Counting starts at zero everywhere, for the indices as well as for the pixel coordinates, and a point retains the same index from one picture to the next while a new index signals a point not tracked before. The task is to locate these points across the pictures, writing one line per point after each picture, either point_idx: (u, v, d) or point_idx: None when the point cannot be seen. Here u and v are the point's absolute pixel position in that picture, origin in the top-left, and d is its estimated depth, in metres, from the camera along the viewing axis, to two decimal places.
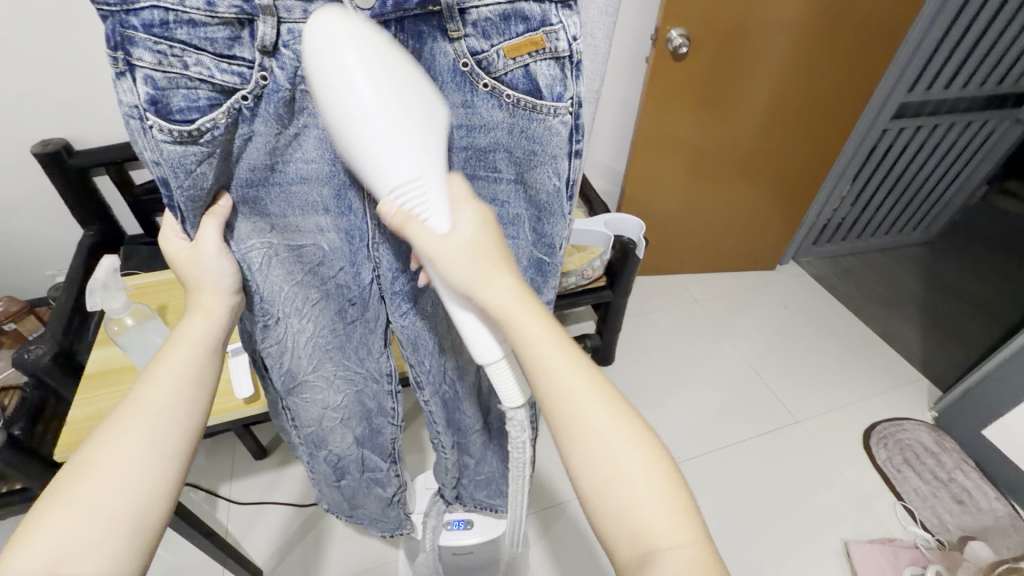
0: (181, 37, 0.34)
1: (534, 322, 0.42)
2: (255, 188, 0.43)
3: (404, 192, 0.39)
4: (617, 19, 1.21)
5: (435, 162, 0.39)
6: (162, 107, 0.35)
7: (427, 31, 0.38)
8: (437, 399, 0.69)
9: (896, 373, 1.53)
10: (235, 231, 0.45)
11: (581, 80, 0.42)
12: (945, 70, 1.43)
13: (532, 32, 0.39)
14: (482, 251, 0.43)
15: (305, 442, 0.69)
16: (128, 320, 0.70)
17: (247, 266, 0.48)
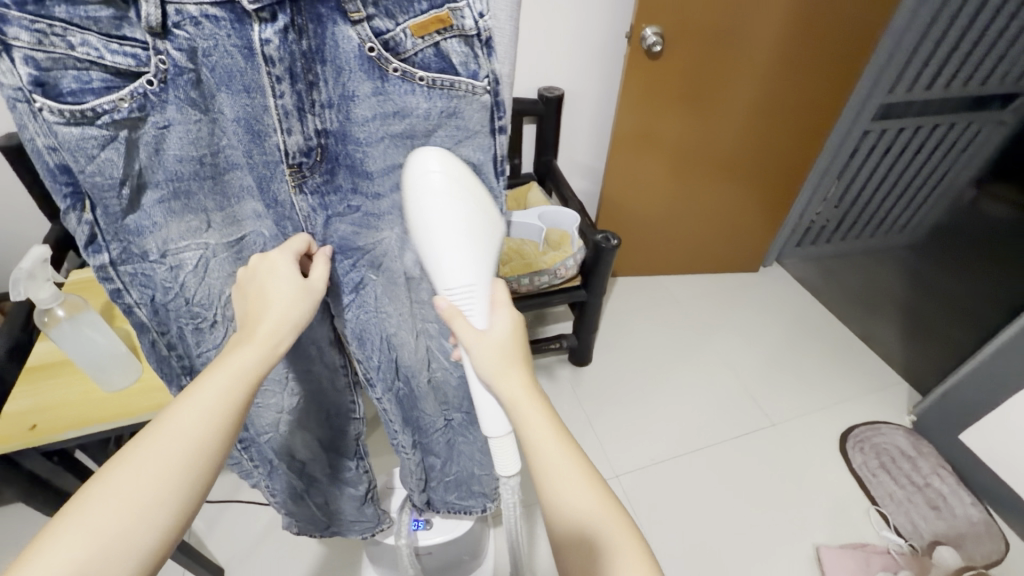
0: (61, 16, 0.35)
1: (539, 415, 0.48)
2: (185, 181, 0.44)
3: (458, 294, 0.50)
4: (591, 14, 1.19)
5: (483, 275, 0.50)
6: (49, 88, 0.37)
7: (326, 14, 0.40)
8: (391, 399, 0.69)
9: (875, 376, 1.52)
10: (157, 229, 0.46)
11: (494, 57, 0.44)
12: (927, 70, 1.42)
13: (437, 9, 0.41)
14: (508, 352, 0.50)
15: (261, 463, 0.71)
16: (60, 312, 0.68)
17: (174, 268, 0.49)
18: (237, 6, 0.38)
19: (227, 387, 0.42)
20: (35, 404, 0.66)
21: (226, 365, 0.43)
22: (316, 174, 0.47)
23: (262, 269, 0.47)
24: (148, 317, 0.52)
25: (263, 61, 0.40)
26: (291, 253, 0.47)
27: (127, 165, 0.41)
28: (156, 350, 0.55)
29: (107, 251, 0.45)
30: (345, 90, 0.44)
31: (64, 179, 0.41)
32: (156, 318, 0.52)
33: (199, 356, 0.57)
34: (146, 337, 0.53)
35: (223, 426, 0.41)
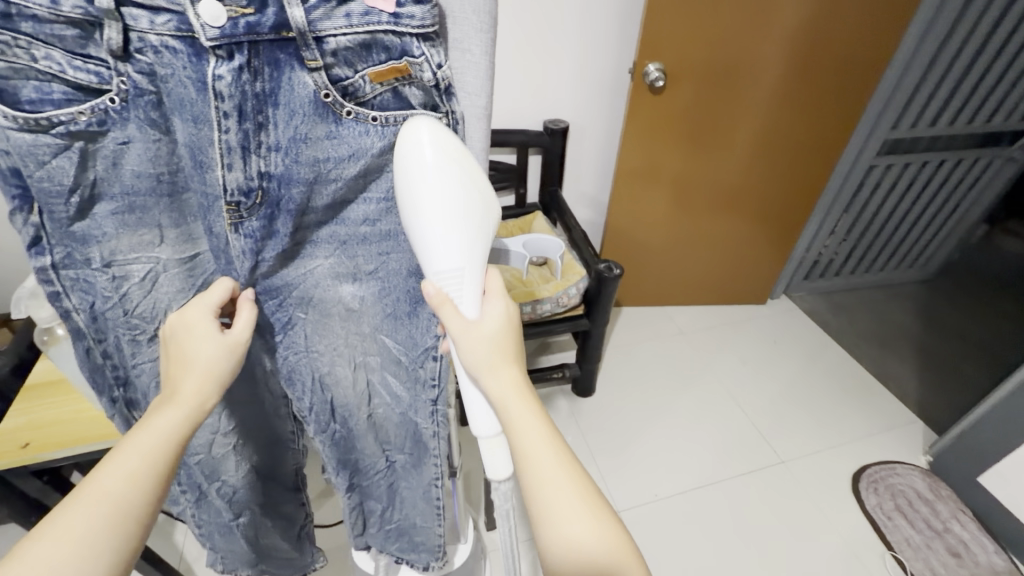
0: (26, 30, 0.34)
1: (530, 417, 0.46)
2: (141, 196, 0.42)
3: (446, 279, 0.46)
4: (594, 49, 1.22)
5: (474, 259, 0.47)
6: (7, 96, 0.35)
7: (284, 59, 0.38)
8: (326, 438, 0.64)
9: (889, 414, 1.47)
10: (105, 239, 0.43)
11: (455, 101, 0.45)
12: (931, 107, 1.42)
13: (395, 61, 0.41)
14: (498, 345, 0.48)
15: (189, 489, 0.64)
16: (60, 331, 0.68)
17: (116, 280, 0.45)
18: (197, 42, 0.37)
19: (151, 447, 0.41)
20: (29, 422, 0.66)
21: (151, 426, 0.42)
22: (255, 216, 0.43)
23: (179, 330, 0.45)
24: (85, 323, 0.47)
25: (214, 97, 0.38)
26: (211, 306, 0.45)
27: (79, 174, 0.39)
28: (88, 356, 0.49)
29: (50, 253, 0.42)
30: (296, 133, 0.41)
31: (15, 181, 0.38)
32: (93, 326, 0.47)
33: (134, 368, 0.51)
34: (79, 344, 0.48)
35: (153, 486, 0.41)
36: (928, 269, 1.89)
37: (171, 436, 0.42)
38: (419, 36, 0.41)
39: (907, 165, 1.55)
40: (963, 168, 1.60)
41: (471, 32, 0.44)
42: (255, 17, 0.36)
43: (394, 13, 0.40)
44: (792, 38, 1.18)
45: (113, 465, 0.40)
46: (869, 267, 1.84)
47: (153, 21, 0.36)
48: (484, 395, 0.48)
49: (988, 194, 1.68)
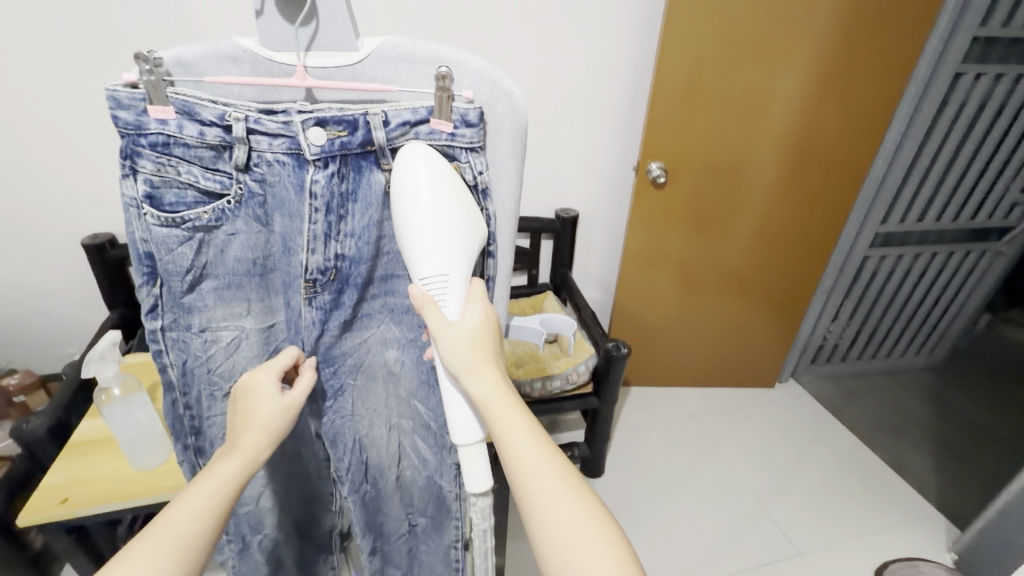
0: (178, 152, 0.47)
1: (509, 409, 0.49)
2: (238, 276, 0.53)
3: (431, 282, 0.50)
4: (602, 149, 1.34)
5: (459, 267, 0.50)
6: (155, 200, 0.48)
7: (365, 165, 0.50)
8: (357, 498, 0.68)
9: (908, 506, 1.43)
10: (205, 310, 0.54)
11: (490, 202, 0.54)
12: (916, 204, 1.51)
13: (446, 164, 0.52)
14: (478, 343, 0.50)
15: (233, 538, 0.70)
16: (116, 391, 0.77)
17: (207, 343, 0.55)
18: (301, 155, 0.48)
19: (212, 492, 0.47)
20: (69, 479, 0.75)
21: (214, 472, 0.48)
22: (327, 290, 0.52)
23: (247, 391, 0.51)
24: (177, 377, 0.56)
25: (310, 196, 0.48)
26: (275, 372, 0.52)
27: (194, 258, 0.50)
28: (173, 409, 0.59)
29: (161, 318, 0.53)
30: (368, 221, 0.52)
31: (145, 263, 0.50)
32: (183, 379, 0.57)
33: (209, 418, 0.60)
34: (169, 396, 0.58)
35: (208, 525, 0.46)
36: (935, 356, 1.91)
37: (229, 483, 0.48)
38: (468, 150, 0.51)
39: (901, 256, 1.62)
40: (956, 260, 1.67)
41: (505, 154, 0.53)
42: (347, 137, 0.47)
43: (451, 133, 0.50)
44: (784, 142, 1.31)
45: (183, 505, 0.46)
46: (877, 353, 1.87)
47: (270, 143, 0.47)
48: (464, 393, 0.50)
49: (986, 283, 1.74)
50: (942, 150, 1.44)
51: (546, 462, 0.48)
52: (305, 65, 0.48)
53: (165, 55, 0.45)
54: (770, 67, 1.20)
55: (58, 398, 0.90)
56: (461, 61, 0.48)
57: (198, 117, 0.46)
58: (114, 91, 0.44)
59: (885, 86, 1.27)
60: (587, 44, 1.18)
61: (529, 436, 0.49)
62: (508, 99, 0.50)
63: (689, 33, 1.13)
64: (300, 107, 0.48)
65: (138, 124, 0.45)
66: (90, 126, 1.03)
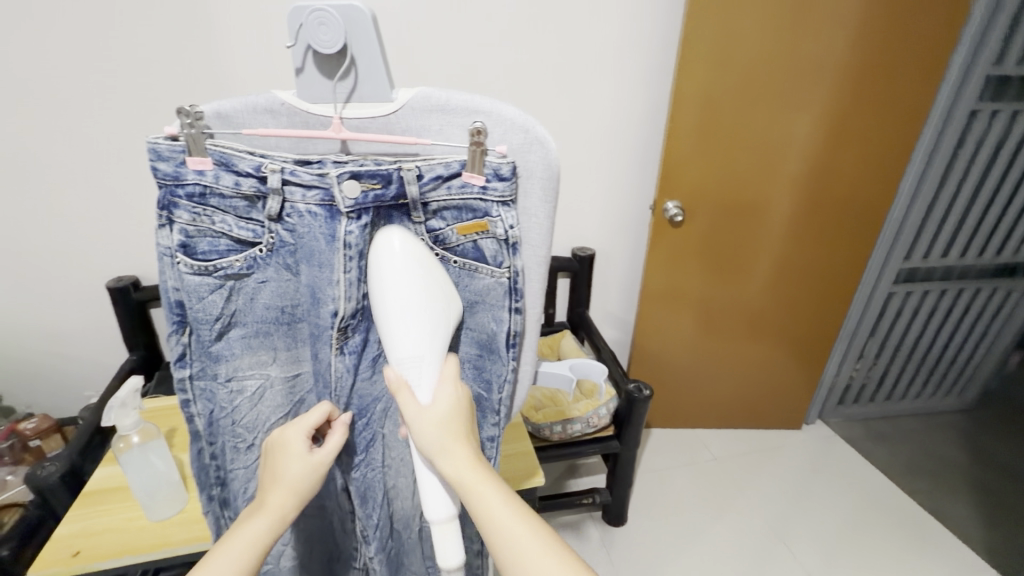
0: (213, 203, 0.48)
1: (488, 487, 0.48)
2: (266, 324, 0.54)
3: (406, 364, 0.49)
4: (618, 188, 1.35)
5: (435, 348, 0.49)
6: (189, 249, 0.49)
7: (397, 215, 0.51)
8: (382, 558, 0.65)
9: (956, 560, 1.33)
10: (232, 358, 0.54)
11: (518, 255, 0.53)
12: (938, 241, 1.49)
13: (478, 219, 0.51)
14: (450, 427, 0.49)
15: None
16: (134, 439, 0.75)
17: (232, 392, 0.55)
18: (334, 207, 0.48)
19: (240, 553, 0.47)
20: (82, 530, 0.73)
21: (241, 535, 0.48)
22: (359, 333, 0.53)
23: (278, 446, 0.51)
24: (202, 426, 0.57)
25: (342, 246, 0.48)
26: (304, 429, 0.51)
27: (224, 305, 0.51)
28: (200, 458, 0.59)
29: (190, 366, 0.54)
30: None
31: (176, 311, 0.51)
32: (209, 430, 0.57)
33: (231, 471, 0.60)
34: (195, 445, 0.58)
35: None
36: (970, 397, 1.83)
37: (255, 544, 0.48)
38: (500, 203, 0.50)
39: (926, 293, 1.58)
40: (985, 296, 1.62)
41: (537, 202, 0.52)
42: (381, 190, 0.48)
43: (483, 186, 0.49)
44: (801, 181, 1.31)
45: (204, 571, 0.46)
46: (908, 394, 1.80)
47: (304, 194, 0.48)
48: (441, 477, 0.50)
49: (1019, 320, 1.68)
50: (964, 185, 1.42)
51: (521, 525, 0.48)
52: (342, 117, 0.49)
53: (206, 108, 0.47)
54: (785, 108, 1.21)
55: (73, 443, 0.89)
56: (495, 111, 0.49)
57: (234, 168, 0.47)
58: (155, 144, 0.46)
59: (898, 128, 1.27)
60: (602, 87, 1.20)
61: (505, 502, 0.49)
62: (541, 147, 0.50)
63: (702, 77, 1.15)
64: (334, 158, 0.49)
65: (176, 174, 0.47)
66: (120, 173, 1.06)
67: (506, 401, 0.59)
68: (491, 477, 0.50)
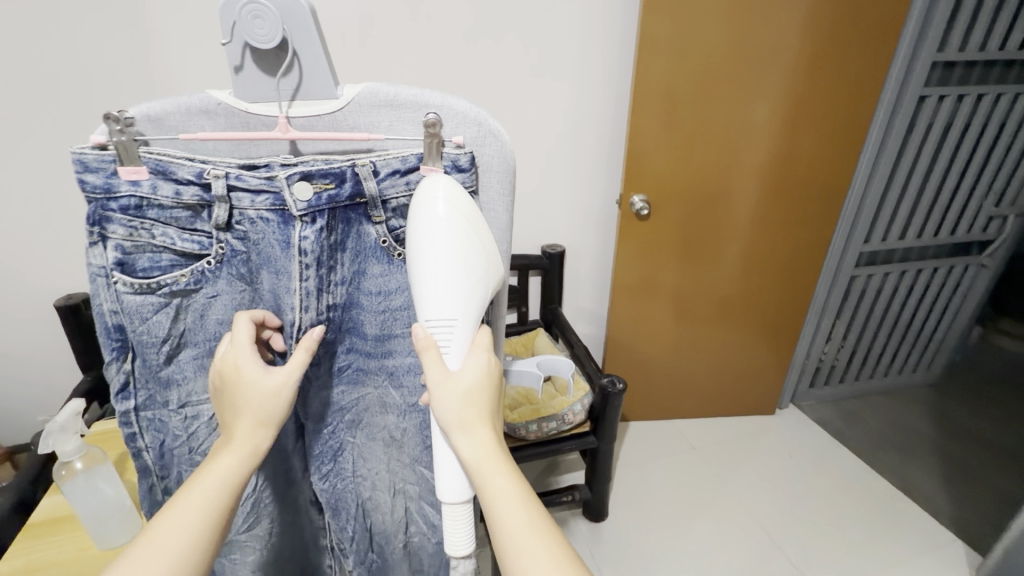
0: (151, 216, 0.46)
1: (500, 475, 0.47)
2: (220, 340, 0.51)
3: (436, 326, 0.48)
4: (585, 184, 1.35)
5: (467, 312, 0.49)
6: (127, 267, 0.46)
7: (355, 217, 0.49)
8: (363, 570, 0.66)
9: (925, 534, 1.38)
10: (184, 381, 0.52)
11: None
12: (895, 224, 1.54)
13: None
14: (472, 399, 0.48)
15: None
16: (78, 464, 0.71)
17: (186, 419, 0.53)
18: (286, 212, 0.47)
19: (208, 498, 0.45)
20: (24, 566, 0.69)
21: (210, 472, 0.46)
22: (320, 341, 0.53)
23: (230, 376, 0.47)
24: (153, 460, 0.54)
25: (297, 253, 0.47)
26: (246, 344, 0.47)
27: (171, 326, 0.49)
28: (153, 495, 0.56)
29: (135, 397, 0.51)
30: (359, 268, 0.52)
31: (116, 336, 0.48)
32: (160, 463, 0.54)
33: None
34: (147, 480, 0.55)
35: (205, 539, 0.45)
36: (933, 371, 1.91)
37: (227, 485, 0.46)
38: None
39: (886, 275, 1.64)
40: (942, 274, 1.69)
41: (495, 195, 0.52)
42: (335, 190, 0.47)
43: None
44: (765, 169, 1.33)
45: (173, 518, 0.44)
46: (875, 373, 1.86)
47: (253, 200, 0.46)
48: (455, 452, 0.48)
49: (973, 296, 1.75)
50: (916, 168, 1.47)
51: (531, 527, 0.46)
52: (287, 116, 0.47)
53: (134, 111, 0.45)
54: (741, 98, 1.23)
55: (24, 470, 0.84)
56: (446, 104, 0.48)
57: (173, 176, 0.45)
58: (81, 154, 0.43)
59: (849, 118, 1.32)
60: (563, 84, 1.21)
61: (518, 500, 0.47)
62: (495, 139, 0.50)
63: (660, 70, 1.16)
64: (283, 159, 0.47)
65: (107, 187, 0.44)
66: (63, 184, 1.01)
67: None
68: (509, 469, 0.48)
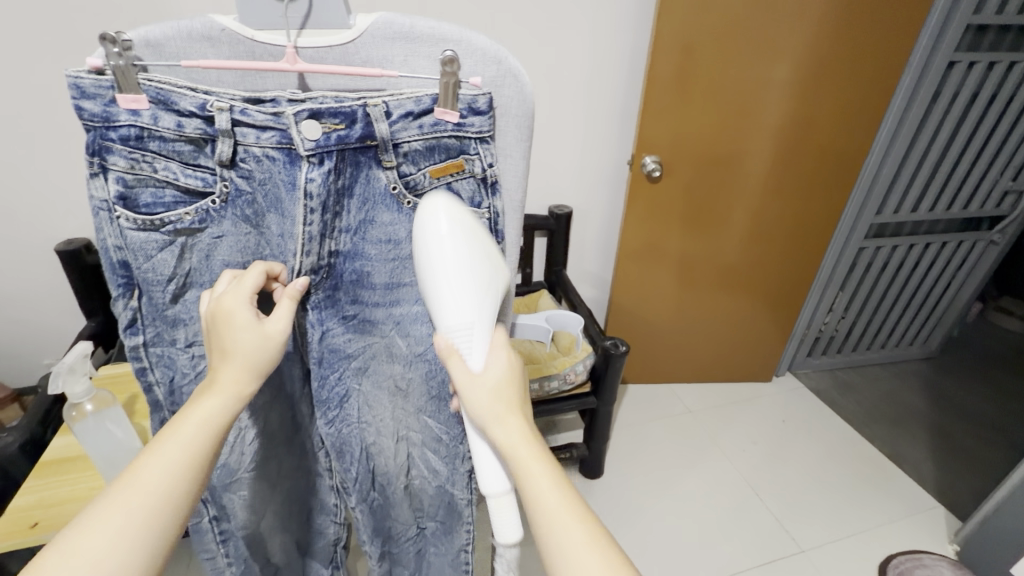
0: (152, 147, 0.44)
1: (541, 469, 0.45)
2: None
3: (457, 333, 0.47)
4: (596, 141, 1.31)
5: (483, 316, 0.47)
6: (129, 201, 0.45)
7: (364, 160, 0.48)
8: (364, 508, 0.67)
9: (909, 500, 1.42)
10: (191, 322, 0.51)
11: (497, 196, 0.52)
12: (909, 196, 1.51)
13: (453, 159, 0.49)
14: (502, 395, 0.47)
15: (234, 562, 0.68)
16: (88, 406, 0.72)
17: (194, 357, 0.53)
18: (293, 151, 0.46)
19: (190, 440, 0.43)
20: (40, 500, 0.72)
21: (193, 416, 0.44)
22: (320, 288, 0.53)
23: (215, 317, 0.45)
24: (163, 397, 0.54)
25: (302, 195, 0.46)
26: (246, 293, 0.46)
27: (177, 265, 0.48)
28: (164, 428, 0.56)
29: (143, 333, 0.51)
30: (366, 216, 0.50)
31: (121, 273, 0.48)
32: (170, 399, 0.54)
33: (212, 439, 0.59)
34: (158, 415, 0.55)
35: (191, 480, 0.43)
36: (930, 346, 1.92)
37: (210, 427, 0.44)
38: (478, 140, 0.49)
39: (894, 248, 1.62)
40: (950, 249, 1.67)
41: (513, 140, 0.51)
42: (344, 131, 0.45)
43: (458, 123, 0.47)
44: (781, 134, 1.29)
45: (157, 458, 0.42)
46: (872, 345, 1.88)
47: (258, 136, 0.45)
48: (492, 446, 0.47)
49: (978, 273, 1.74)
50: (937, 139, 1.43)
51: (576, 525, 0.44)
52: (296, 46, 0.44)
53: (133, 35, 0.42)
54: (763, 56, 1.17)
55: (31, 413, 0.85)
56: (464, 39, 0.46)
57: (175, 106, 0.43)
58: (77, 79, 0.41)
59: (874, 79, 1.26)
60: (578, 34, 1.15)
61: (562, 495, 0.45)
62: (515, 81, 0.48)
63: (683, 21, 1.10)
64: (289, 95, 0.45)
65: (106, 115, 0.42)
66: (61, 122, 0.98)
67: None
68: (549, 461, 0.46)
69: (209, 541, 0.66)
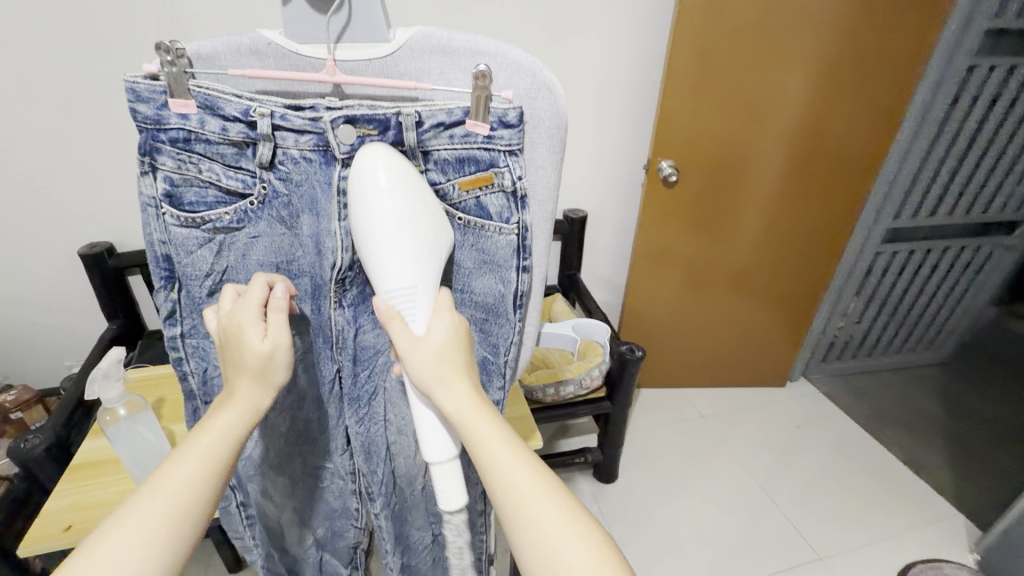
0: (198, 149, 0.45)
1: (487, 426, 0.44)
2: None
3: (398, 295, 0.46)
4: (609, 145, 1.31)
5: (425, 278, 0.46)
6: (174, 199, 0.47)
7: None
8: (388, 514, 0.67)
9: (928, 507, 1.40)
10: None
11: (526, 210, 0.52)
12: (926, 201, 1.50)
13: (482, 171, 0.50)
14: (447, 358, 0.46)
15: (260, 542, 0.72)
16: (121, 411, 0.73)
17: None
18: (329, 152, 0.46)
19: (209, 449, 0.44)
20: (73, 503, 0.73)
21: (211, 427, 0.45)
22: (354, 286, 0.53)
23: (227, 332, 0.46)
24: (198, 385, 0.56)
25: (336, 192, 0.46)
26: (256, 307, 0.46)
27: (214, 262, 0.49)
28: (196, 416, 0.58)
29: (181, 324, 0.52)
30: None
31: (163, 266, 0.49)
32: (204, 388, 0.56)
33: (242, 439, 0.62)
34: (191, 402, 0.57)
35: (209, 485, 0.44)
36: (947, 351, 1.90)
37: (228, 437, 0.45)
38: (507, 152, 0.49)
39: (911, 252, 1.61)
40: (967, 254, 1.65)
41: (544, 152, 0.51)
42: (378, 136, 0.46)
43: (489, 135, 0.48)
44: (801, 132, 1.28)
45: (175, 467, 0.43)
46: (887, 351, 1.86)
47: (297, 140, 0.45)
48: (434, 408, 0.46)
49: (996, 278, 1.72)
50: (955, 143, 1.42)
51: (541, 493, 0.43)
52: (335, 58, 0.46)
53: (187, 47, 0.44)
54: (780, 60, 1.17)
55: (56, 415, 0.86)
56: (500, 53, 0.46)
57: (220, 111, 0.44)
58: (133, 83, 0.43)
59: (897, 80, 1.25)
60: (594, 39, 1.15)
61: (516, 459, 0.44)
62: (550, 93, 0.48)
63: (703, 25, 1.10)
64: (328, 102, 0.46)
65: (157, 118, 0.44)
66: (87, 128, 1.00)
67: (512, 363, 0.59)
68: (495, 421, 0.45)
69: (238, 523, 0.70)
